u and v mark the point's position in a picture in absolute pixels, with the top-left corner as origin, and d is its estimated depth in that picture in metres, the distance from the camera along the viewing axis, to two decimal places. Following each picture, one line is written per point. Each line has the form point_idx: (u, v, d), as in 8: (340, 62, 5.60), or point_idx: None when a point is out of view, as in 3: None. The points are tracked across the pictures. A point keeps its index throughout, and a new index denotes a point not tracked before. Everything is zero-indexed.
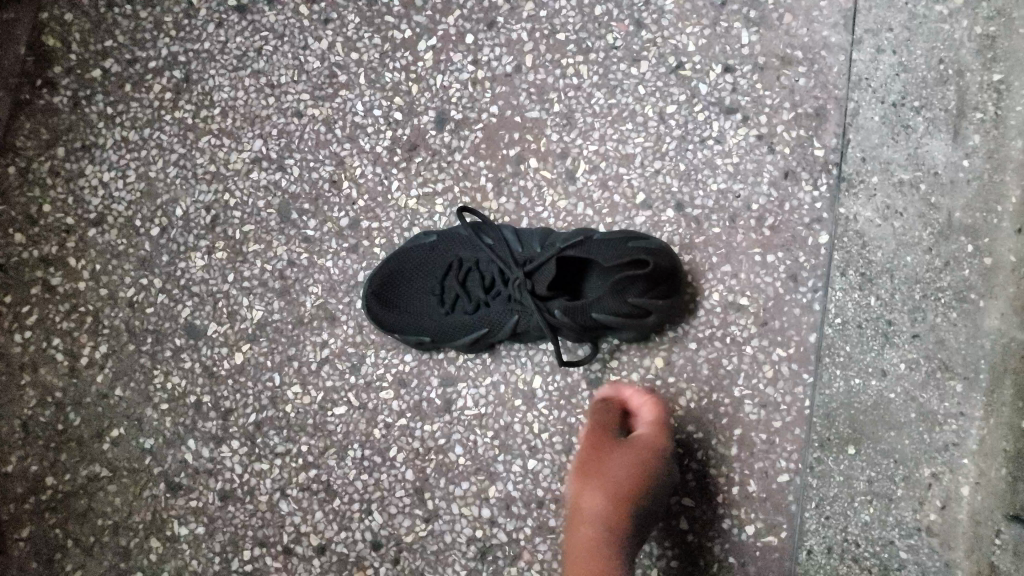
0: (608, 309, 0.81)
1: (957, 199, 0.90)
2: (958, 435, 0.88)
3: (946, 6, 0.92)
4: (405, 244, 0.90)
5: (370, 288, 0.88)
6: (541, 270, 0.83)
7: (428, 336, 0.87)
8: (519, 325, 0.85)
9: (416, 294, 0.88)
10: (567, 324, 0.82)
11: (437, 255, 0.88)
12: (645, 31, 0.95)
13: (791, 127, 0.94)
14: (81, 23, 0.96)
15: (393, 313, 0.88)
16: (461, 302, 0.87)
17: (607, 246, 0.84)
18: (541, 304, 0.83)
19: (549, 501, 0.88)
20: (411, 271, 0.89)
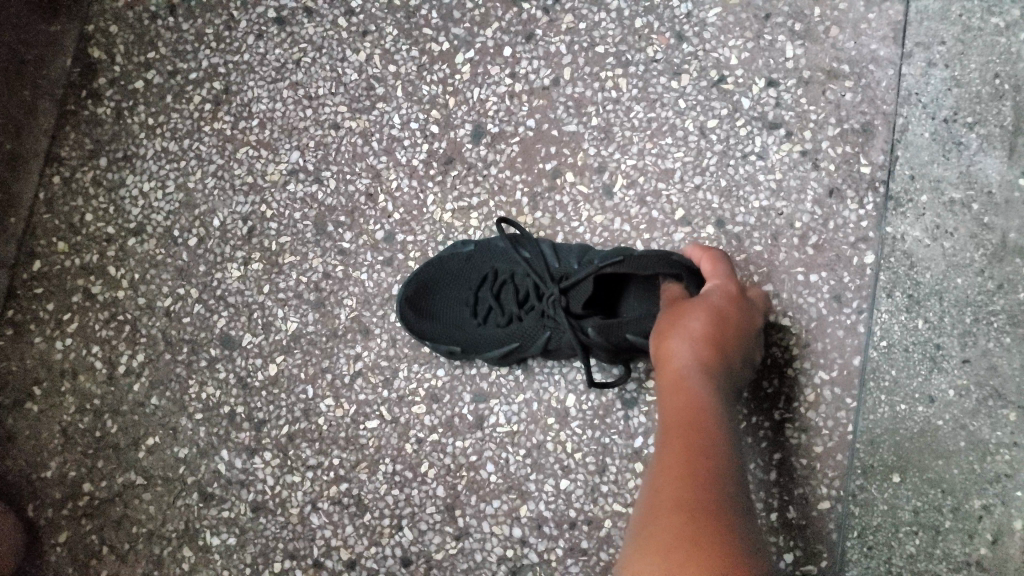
0: (644, 330, 0.78)
1: (1012, 219, 0.87)
2: (1011, 466, 0.84)
3: (1003, 18, 0.89)
4: (442, 252, 0.89)
5: (405, 295, 0.88)
6: (578, 287, 0.79)
7: (457, 347, 0.85)
8: (552, 341, 0.82)
9: (448, 305, 0.87)
10: (601, 343, 0.78)
11: (473, 266, 0.87)
12: (686, 44, 0.93)
13: (837, 143, 0.91)
14: (126, 36, 0.97)
15: (424, 321, 0.86)
16: (493, 315, 0.85)
17: (649, 262, 0.78)
18: (574, 322, 0.79)
19: (582, 522, 0.86)
20: (446, 281, 0.87)
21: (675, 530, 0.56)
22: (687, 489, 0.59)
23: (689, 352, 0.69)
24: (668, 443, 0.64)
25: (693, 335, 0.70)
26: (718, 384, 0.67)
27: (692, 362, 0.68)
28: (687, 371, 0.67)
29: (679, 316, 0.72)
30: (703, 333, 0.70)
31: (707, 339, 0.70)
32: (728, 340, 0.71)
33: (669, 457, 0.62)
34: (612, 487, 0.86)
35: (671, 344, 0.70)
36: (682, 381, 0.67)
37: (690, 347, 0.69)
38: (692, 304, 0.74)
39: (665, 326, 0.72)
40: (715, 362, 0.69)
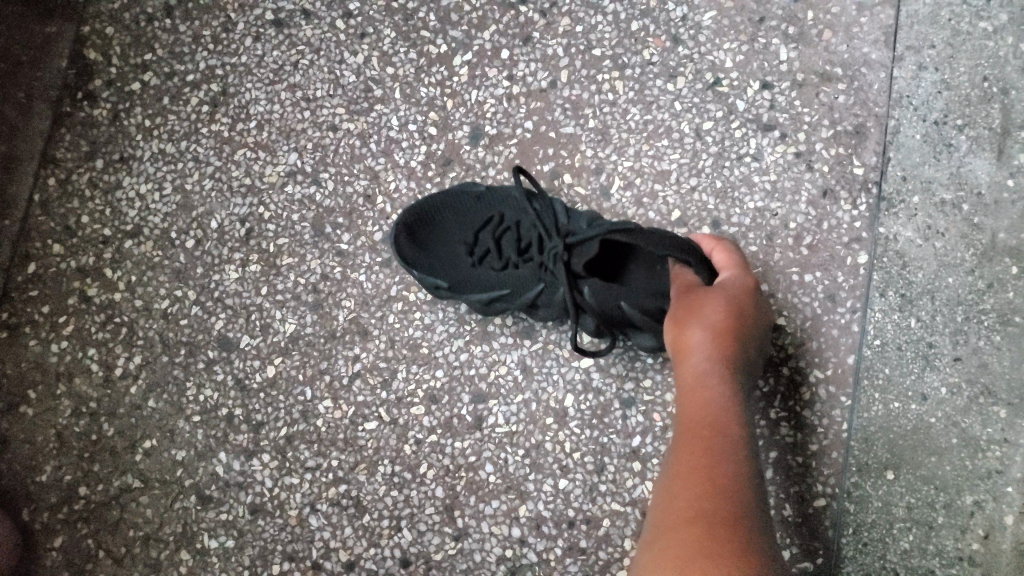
0: (639, 304, 0.78)
1: (1002, 220, 0.88)
2: (1002, 463, 0.86)
3: (990, 23, 0.91)
4: (452, 187, 0.90)
5: (404, 217, 0.88)
6: (584, 245, 0.77)
7: (445, 282, 0.85)
8: (540, 296, 0.82)
9: (446, 239, 0.88)
10: (593, 308, 0.78)
11: (478, 209, 0.88)
12: (682, 47, 0.94)
13: (830, 145, 0.92)
14: (122, 37, 0.97)
15: (418, 249, 0.87)
16: (488, 259, 0.85)
17: (666, 240, 0.75)
18: (571, 279, 0.78)
19: (581, 521, 0.87)
20: (449, 214, 0.88)
21: (691, 528, 0.57)
22: (703, 485, 0.60)
23: (707, 348, 0.69)
24: (685, 440, 0.64)
25: (711, 329, 0.70)
26: (735, 379, 0.68)
27: (710, 357, 0.68)
28: (704, 368, 0.68)
29: (694, 309, 0.72)
30: (721, 326, 0.70)
31: (722, 334, 0.70)
32: (742, 334, 0.72)
33: (686, 454, 0.63)
34: (610, 486, 0.87)
35: (688, 338, 0.70)
36: (699, 377, 0.67)
37: (706, 343, 0.69)
38: (706, 296, 0.74)
39: (680, 320, 0.72)
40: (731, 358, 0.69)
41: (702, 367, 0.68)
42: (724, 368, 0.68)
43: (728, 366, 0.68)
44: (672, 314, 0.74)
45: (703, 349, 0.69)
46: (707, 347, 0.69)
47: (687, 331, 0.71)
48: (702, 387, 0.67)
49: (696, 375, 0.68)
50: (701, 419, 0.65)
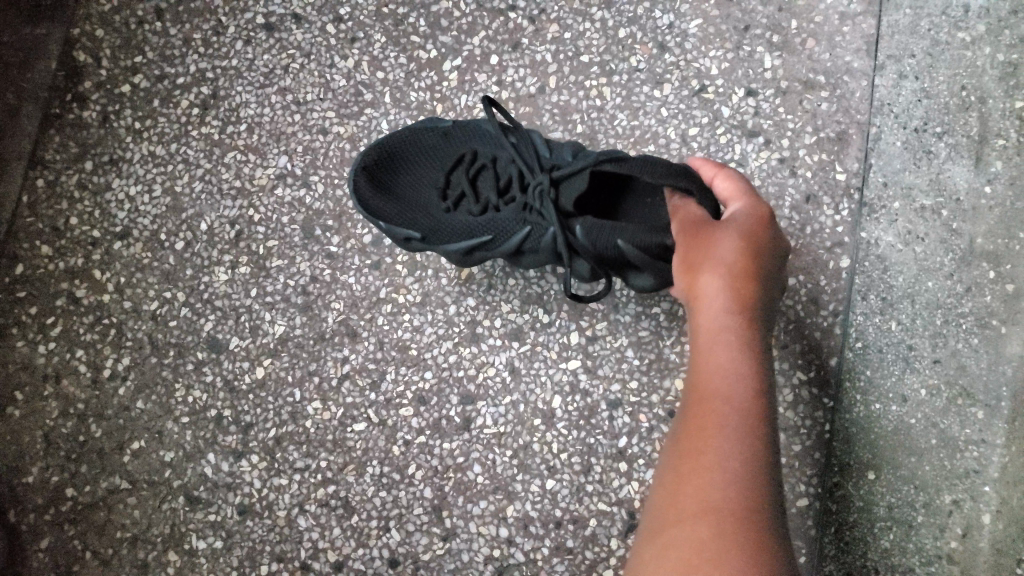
0: (635, 241, 0.72)
1: (979, 225, 0.90)
2: (980, 462, 0.87)
3: (968, 33, 0.93)
4: (416, 126, 0.86)
5: (366, 163, 0.84)
6: (570, 180, 0.76)
7: (418, 231, 0.81)
8: (526, 240, 0.78)
9: (414, 185, 0.84)
10: (586, 248, 0.74)
11: (448, 148, 0.85)
12: (668, 54, 0.95)
13: (813, 151, 0.94)
14: (112, 40, 0.98)
15: (385, 200, 0.83)
16: (464, 204, 0.82)
17: (657, 167, 0.72)
18: (562, 219, 0.75)
19: (567, 521, 0.88)
20: (416, 158, 0.85)
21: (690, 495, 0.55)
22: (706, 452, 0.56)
23: (722, 298, 0.63)
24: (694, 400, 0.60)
25: (726, 276, 0.64)
26: (754, 332, 0.62)
27: (725, 309, 0.62)
28: (718, 322, 0.62)
29: (706, 255, 0.66)
30: (735, 270, 0.64)
31: (738, 284, 0.64)
32: (760, 279, 0.64)
33: (692, 416, 0.59)
34: (597, 486, 0.88)
35: (701, 285, 0.65)
36: (712, 333, 0.62)
37: (721, 294, 0.63)
38: (718, 239, 0.67)
39: (692, 268, 0.66)
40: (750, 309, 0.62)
41: (716, 322, 0.62)
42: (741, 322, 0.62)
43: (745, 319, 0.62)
44: (681, 258, 0.67)
45: (717, 299, 0.63)
46: (722, 299, 0.63)
47: (698, 281, 0.65)
48: (714, 344, 0.61)
49: (709, 330, 0.63)
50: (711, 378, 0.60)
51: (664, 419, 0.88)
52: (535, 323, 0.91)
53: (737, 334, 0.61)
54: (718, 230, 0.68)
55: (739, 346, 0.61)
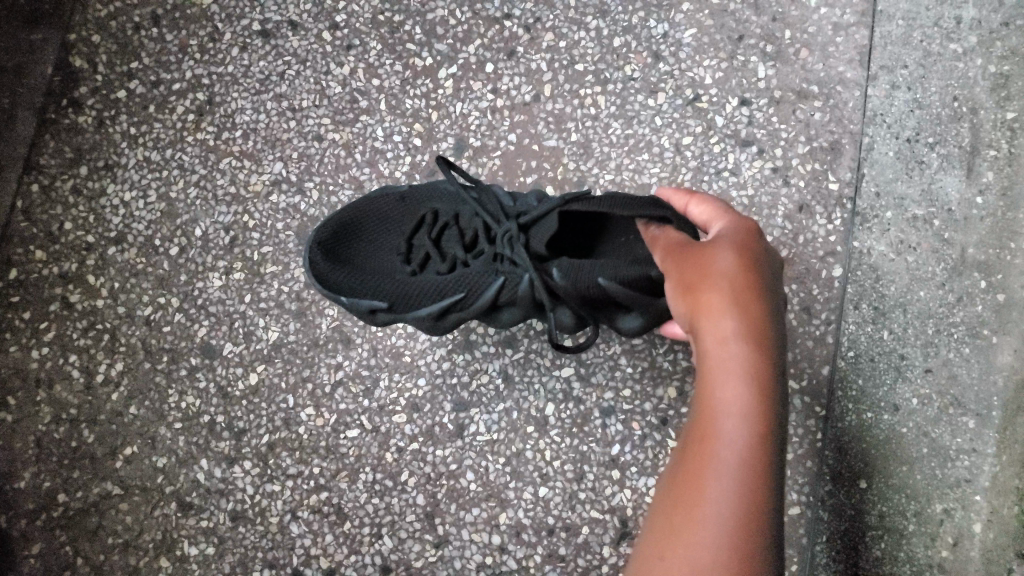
0: (617, 276, 0.68)
1: (971, 235, 0.91)
2: (970, 472, 0.87)
3: (960, 45, 0.94)
4: (370, 197, 0.85)
5: (318, 240, 0.81)
6: (538, 225, 0.73)
7: (383, 299, 0.75)
8: (502, 295, 0.73)
9: (375, 253, 0.80)
10: (568, 292, 0.69)
11: (406, 211, 0.82)
12: (662, 63, 0.96)
13: (806, 161, 0.95)
14: (108, 45, 0.98)
15: (344, 272, 0.78)
16: (431, 265, 0.78)
17: (627, 201, 0.70)
18: (538, 265, 0.71)
19: (560, 529, 0.88)
20: (373, 227, 0.82)
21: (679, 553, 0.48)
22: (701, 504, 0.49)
23: (730, 319, 0.54)
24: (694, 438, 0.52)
25: (733, 295, 0.55)
26: (768, 359, 0.53)
27: (735, 331, 0.54)
28: (724, 347, 0.53)
29: (707, 272, 0.58)
30: (739, 289, 0.56)
31: (746, 303, 0.55)
32: (770, 301, 0.56)
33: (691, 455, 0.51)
34: (589, 494, 0.88)
35: (706, 305, 0.56)
36: (715, 359, 0.53)
37: (729, 313, 0.54)
38: (718, 256, 0.59)
39: (693, 284, 0.58)
40: (762, 333, 0.54)
41: (721, 346, 0.53)
42: (751, 347, 0.53)
43: (756, 343, 0.53)
44: (675, 278, 0.61)
45: (724, 321, 0.54)
46: (729, 319, 0.54)
47: (701, 299, 0.56)
48: (718, 371, 0.53)
49: (713, 355, 0.54)
50: (711, 410, 0.52)
51: (657, 426, 0.89)
52: (528, 331, 0.91)
53: (745, 362, 0.52)
54: (716, 248, 0.61)
55: (748, 377, 0.52)
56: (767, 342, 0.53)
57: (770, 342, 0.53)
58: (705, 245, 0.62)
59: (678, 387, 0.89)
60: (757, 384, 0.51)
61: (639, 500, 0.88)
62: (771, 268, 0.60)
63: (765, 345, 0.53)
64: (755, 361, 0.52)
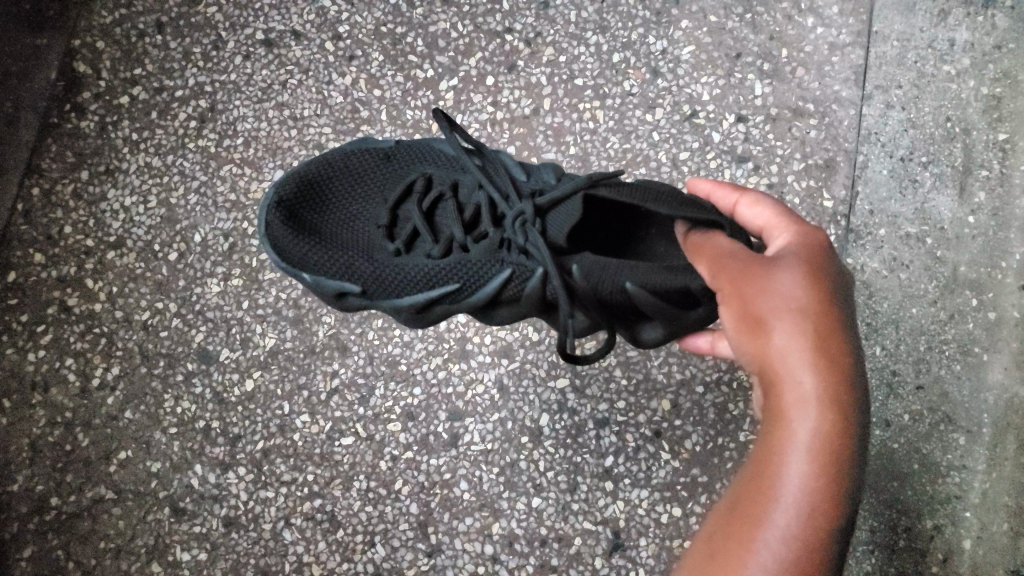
0: (648, 282, 0.57)
1: (963, 254, 0.92)
2: (960, 488, 0.89)
3: (954, 66, 0.96)
4: (344, 150, 0.75)
5: (279, 199, 0.71)
6: (556, 211, 0.63)
7: (356, 283, 0.67)
8: (506, 290, 0.64)
9: (347, 223, 0.71)
10: (586, 293, 0.60)
11: (386, 176, 0.73)
12: (661, 80, 0.97)
13: (802, 177, 0.95)
14: (112, 52, 0.99)
15: (309, 244, 0.69)
16: (419, 243, 0.68)
17: (664, 196, 0.61)
18: (556, 259, 0.61)
19: (552, 539, 0.89)
20: (347, 190, 0.72)
21: None
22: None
23: (807, 372, 0.44)
24: (747, 502, 0.44)
25: (813, 341, 0.45)
26: (847, 430, 0.43)
27: (811, 385, 0.44)
28: (797, 411, 0.44)
29: (779, 304, 0.46)
30: (822, 336, 0.45)
31: (829, 358, 0.44)
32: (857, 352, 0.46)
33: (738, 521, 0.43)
34: (582, 505, 0.89)
35: (777, 346, 0.46)
36: (786, 418, 0.44)
37: (807, 364, 0.44)
38: (789, 282, 0.48)
39: (758, 317, 0.47)
40: (847, 399, 0.44)
41: (794, 409, 0.44)
42: (832, 419, 0.43)
43: (838, 411, 0.43)
44: (730, 298, 0.49)
45: (801, 374, 0.44)
46: (806, 377, 0.44)
47: (769, 341, 0.46)
48: (786, 440, 0.44)
49: (782, 417, 0.44)
50: (771, 488, 0.43)
51: (651, 438, 0.89)
52: (525, 341, 0.91)
53: (821, 437, 0.43)
54: (785, 269, 0.49)
55: (822, 456, 0.43)
56: (852, 407, 0.44)
57: (854, 411, 0.44)
58: (772, 259, 0.50)
59: (672, 400, 0.90)
60: (832, 466, 0.42)
61: (632, 512, 0.88)
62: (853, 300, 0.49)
63: (848, 415, 0.43)
64: (834, 435, 0.43)
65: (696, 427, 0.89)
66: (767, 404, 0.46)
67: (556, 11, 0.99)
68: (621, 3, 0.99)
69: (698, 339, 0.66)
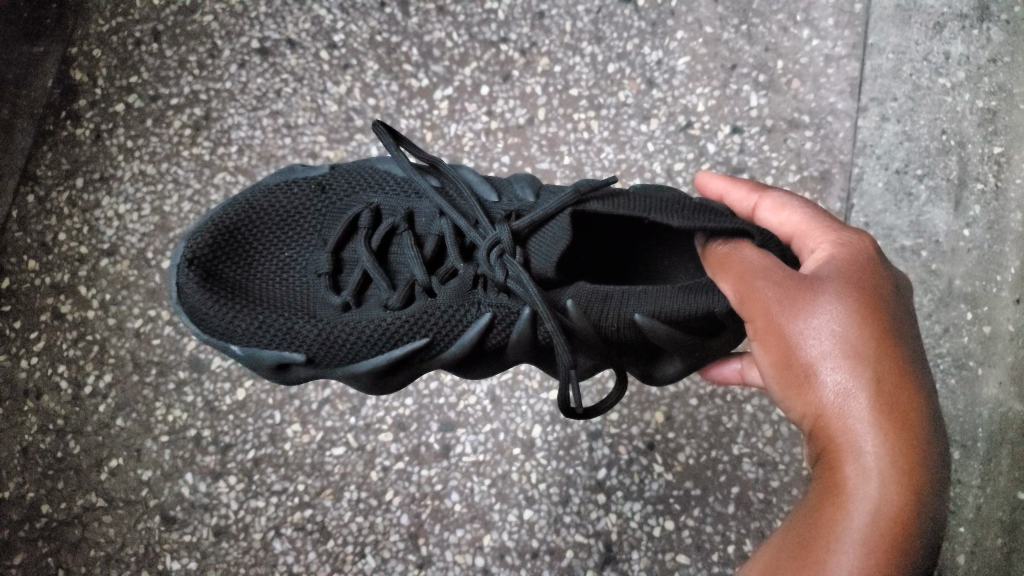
0: (657, 312, 0.55)
1: (958, 267, 0.93)
2: (956, 503, 0.89)
3: (949, 79, 0.96)
4: (266, 190, 0.67)
5: (190, 259, 0.62)
6: (540, 234, 0.58)
7: (298, 351, 0.59)
8: (492, 335, 0.58)
9: (282, 277, 0.64)
10: (585, 330, 0.55)
11: (322, 216, 0.65)
12: (656, 90, 0.97)
13: (797, 190, 0.94)
14: (108, 59, 0.99)
15: (234, 311, 0.61)
16: (373, 289, 0.61)
17: (669, 204, 0.56)
18: (545, 295, 0.56)
19: (544, 552, 0.88)
20: (277, 239, 0.65)
21: None
22: None
23: (867, 434, 0.44)
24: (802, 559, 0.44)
25: (873, 403, 0.45)
26: (908, 495, 0.43)
27: (870, 447, 0.44)
28: (853, 470, 0.44)
29: (827, 352, 0.46)
30: (881, 397, 0.45)
31: (888, 415, 0.44)
32: (921, 413, 0.45)
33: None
34: (575, 518, 0.89)
35: (830, 404, 0.46)
36: (844, 479, 0.44)
37: (864, 425, 0.44)
38: (841, 325, 0.46)
39: (806, 368, 0.47)
40: (909, 458, 0.43)
41: (850, 468, 0.44)
42: (894, 482, 0.43)
43: (900, 473, 0.43)
44: (770, 340, 0.48)
45: (862, 436, 0.44)
46: (862, 435, 0.44)
47: (820, 395, 0.46)
48: (844, 502, 0.44)
49: (838, 476, 0.45)
50: (828, 552, 0.43)
51: (644, 451, 0.89)
52: None
53: (883, 505, 0.43)
54: (834, 305, 0.47)
55: (884, 520, 0.43)
56: (915, 474, 0.43)
57: (917, 472, 0.43)
58: (819, 291, 0.48)
59: (666, 412, 0.90)
60: (893, 532, 0.43)
61: (624, 525, 0.88)
62: (912, 339, 0.48)
63: (909, 476, 0.43)
64: (895, 498, 0.43)
65: (689, 440, 0.89)
66: (819, 459, 0.46)
67: (551, 22, 0.99)
68: (616, 13, 0.99)
69: (727, 369, 0.64)
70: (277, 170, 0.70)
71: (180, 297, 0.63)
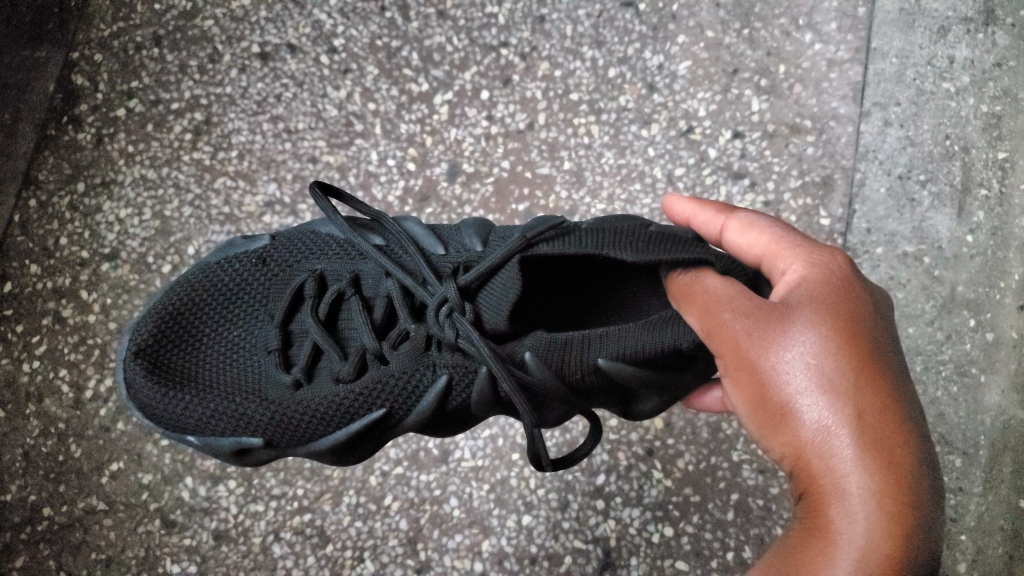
0: (618, 362, 0.54)
1: (961, 274, 0.92)
2: (958, 511, 0.87)
3: (953, 84, 0.96)
4: (206, 269, 0.67)
5: (137, 353, 0.63)
6: (489, 286, 0.57)
7: (255, 436, 0.60)
8: (451, 394, 0.57)
9: (231, 357, 0.64)
10: (546, 381, 0.54)
11: (267, 290, 0.65)
12: (657, 95, 0.96)
13: (798, 195, 0.93)
14: (110, 64, 0.99)
15: (184, 401, 0.61)
16: (324, 361, 0.61)
17: (622, 237, 0.56)
18: (497, 351, 0.55)
19: (543, 557, 0.88)
20: (223, 318, 0.65)
21: None
22: None
23: (851, 469, 0.44)
24: None
25: (856, 437, 0.45)
26: (897, 528, 0.43)
27: (854, 481, 0.44)
28: (838, 510, 0.44)
29: (804, 386, 0.46)
30: (862, 430, 0.45)
31: (871, 448, 0.44)
32: (905, 443, 0.45)
33: None
34: (574, 523, 0.89)
35: (809, 439, 0.46)
36: (831, 514, 0.45)
37: (848, 459, 0.44)
38: (815, 356, 0.46)
39: (784, 404, 0.47)
40: (894, 496, 0.44)
41: (836, 505, 0.45)
42: (881, 521, 0.43)
43: (886, 504, 0.44)
44: (744, 376, 0.48)
45: (847, 470, 0.44)
46: (844, 469, 0.44)
47: (799, 432, 0.46)
48: (832, 537, 0.44)
49: (824, 517, 0.45)
50: None
51: (643, 457, 0.89)
52: None
53: (871, 539, 0.43)
54: (809, 337, 0.47)
55: (872, 560, 0.43)
56: (902, 504, 0.44)
57: (904, 502, 0.44)
58: (790, 322, 0.48)
59: (665, 418, 0.89)
60: (885, 564, 0.43)
61: (623, 531, 0.88)
62: (892, 361, 0.48)
63: (897, 507, 0.44)
64: (883, 530, 0.43)
65: (688, 446, 0.89)
66: (805, 497, 0.46)
67: (552, 26, 0.99)
68: (617, 17, 0.99)
69: (708, 397, 0.65)
70: (218, 246, 0.70)
71: (132, 393, 0.63)
